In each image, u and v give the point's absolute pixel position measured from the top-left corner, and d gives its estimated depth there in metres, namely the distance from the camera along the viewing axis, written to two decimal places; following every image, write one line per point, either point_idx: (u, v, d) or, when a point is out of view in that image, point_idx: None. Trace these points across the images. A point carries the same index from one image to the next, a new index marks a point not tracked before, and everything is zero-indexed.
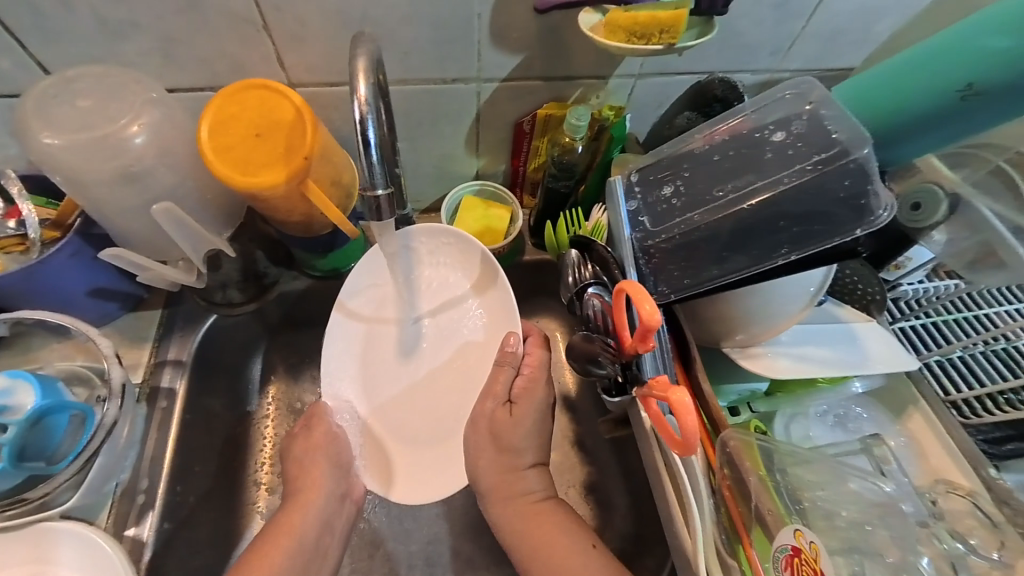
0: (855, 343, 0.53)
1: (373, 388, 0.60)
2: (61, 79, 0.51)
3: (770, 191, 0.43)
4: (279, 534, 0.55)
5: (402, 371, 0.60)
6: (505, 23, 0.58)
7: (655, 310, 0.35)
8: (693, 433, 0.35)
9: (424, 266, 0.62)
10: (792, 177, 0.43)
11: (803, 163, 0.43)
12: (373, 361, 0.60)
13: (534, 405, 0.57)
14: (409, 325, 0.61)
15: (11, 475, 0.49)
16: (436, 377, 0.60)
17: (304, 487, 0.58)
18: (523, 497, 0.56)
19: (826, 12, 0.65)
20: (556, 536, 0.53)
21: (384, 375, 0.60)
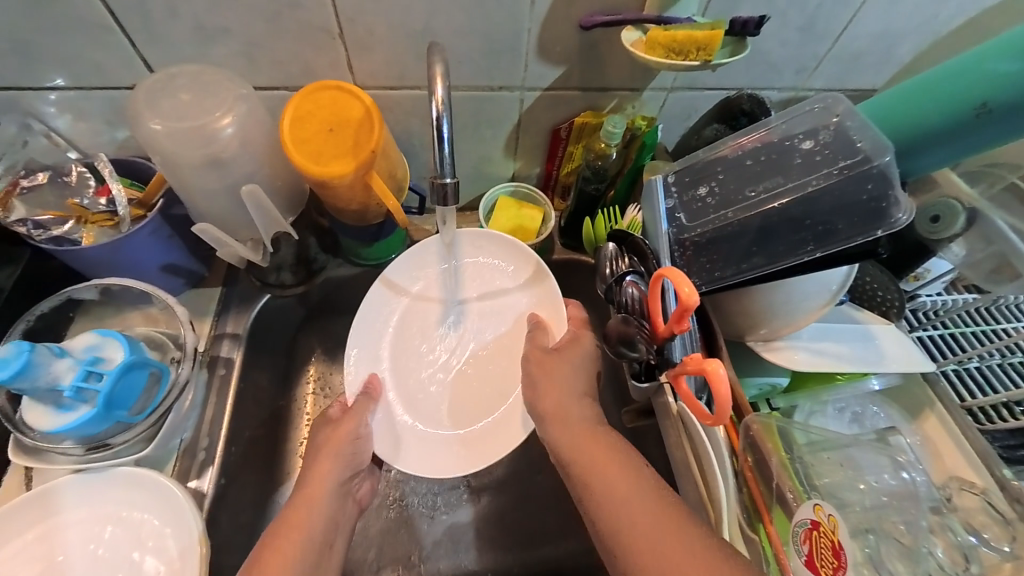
0: (872, 343, 0.56)
1: (417, 370, 0.69)
2: (166, 75, 0.58)
3: (798, 194, 0.47)
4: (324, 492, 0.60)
5: (443, 359, 0.70)
6: (552, 38, 0.64)
7: (693, 291, 0.40)
8: (728, 402, 0.39)
9: (468, 255, 0.71)
10: (819, 181, 0.47)
11: (830, 168, 0.47)
12: (417, 346, 0.70)
13: (579, 351, 0.61)
14: (452, 321, 0.71)
15: (100, 422, 0.55)
16: (474, 364, 0.69)
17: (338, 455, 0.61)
18: (582, 421, 0.55)
19: (849, 35, 0.70)
20: (613, 458, 0.51)
21: (427, 361, 0.70)
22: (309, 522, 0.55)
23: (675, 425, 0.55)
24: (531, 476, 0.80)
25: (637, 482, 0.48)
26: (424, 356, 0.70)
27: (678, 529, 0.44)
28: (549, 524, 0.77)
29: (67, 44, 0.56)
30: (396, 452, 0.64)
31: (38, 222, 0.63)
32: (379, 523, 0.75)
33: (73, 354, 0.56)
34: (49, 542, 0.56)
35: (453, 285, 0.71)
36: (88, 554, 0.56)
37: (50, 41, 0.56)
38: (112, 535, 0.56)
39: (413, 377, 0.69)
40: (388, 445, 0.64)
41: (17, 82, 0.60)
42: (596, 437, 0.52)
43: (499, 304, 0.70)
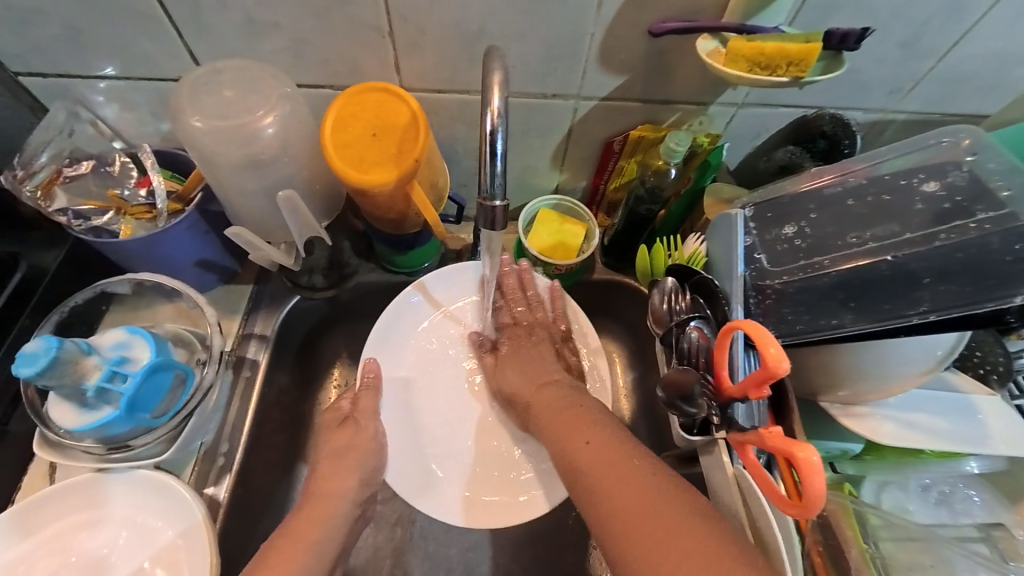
0: (974, 418, 0.49)
1: (452, 418, 0.67)
2: (210, 69, 0.55)
3: (917, 246, 0.40)
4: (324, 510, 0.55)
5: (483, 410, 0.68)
6: (617, 44, 0.58)
7: (783, 355, 0.34)
8: (820, 493, 0.34)
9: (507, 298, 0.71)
10: (948, 233, 0.40)
11: (960, 219, 0.40)
12: (454, 388, 0.68)
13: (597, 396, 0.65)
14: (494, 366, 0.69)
15: (122, 424, 0.53)
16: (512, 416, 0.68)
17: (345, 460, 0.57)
18: (553, 403, 0.55)
19: (958, 54, 0.61)
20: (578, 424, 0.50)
21: (464, 407, 0.68)
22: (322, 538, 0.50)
23: (729, 490, 0.46)
24: (559, 510, 0.73)
25: (598, 462, 0.45)
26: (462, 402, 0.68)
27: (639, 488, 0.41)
28: (573, 565, 0.71)
29: (117, 32, 0.55)
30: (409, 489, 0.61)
31: (79, 212, 0.63)
32: (396, 549, 0.70)
33: (101, 351, 0.55)
34: (67, 539, 0.55)
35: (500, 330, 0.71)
36: (101, 557, 0.55)
37: (99, 29, 0.55)
38: (126, 539, 0.55)
39: (447, 420, 0.67)
40: (410, 484, 0.62)
41: (67, 69, 0.59)
42: (566, 418, 0.52)
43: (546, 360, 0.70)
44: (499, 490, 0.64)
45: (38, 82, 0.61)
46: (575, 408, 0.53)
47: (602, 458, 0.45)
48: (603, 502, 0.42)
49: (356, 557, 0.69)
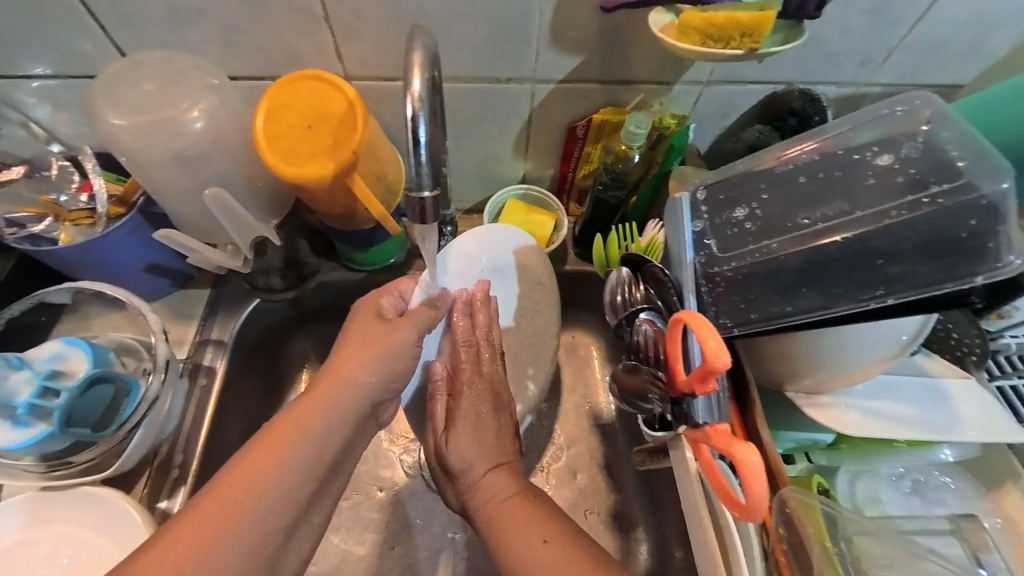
0: (944, 403, 0.46)
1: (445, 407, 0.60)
2: (133, 62, 0.52)
3: (870, 224, 0.38)
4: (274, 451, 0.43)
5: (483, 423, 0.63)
6: (568, 21, 0.55)
7: (721, 348, 0.32)
8: (762, 496, 0.32)
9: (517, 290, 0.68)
10: (901, 209, 0.37)
11: (918, 193, 0.37)
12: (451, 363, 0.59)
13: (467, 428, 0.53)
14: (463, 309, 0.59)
15: (58, 439, 0.51)
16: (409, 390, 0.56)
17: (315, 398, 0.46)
18: (505, 489, 0.48)
19: (930, 19, 0.58)
20: (518, 516, 0.45)
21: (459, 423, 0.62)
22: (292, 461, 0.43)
23: (690, 488, 0.44)
24: None
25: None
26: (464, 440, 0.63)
27: None
28: None
29: (34, 28, 0.52)
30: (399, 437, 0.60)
31: (13, 220, 0.60)
32: (364, 554, 0.68)
33: (35, 364, 0.53)
34: (12, 559, 0.53)
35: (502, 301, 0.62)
36: None
37: (15, 24, 0.51)
38: (69, 560, 0.53)
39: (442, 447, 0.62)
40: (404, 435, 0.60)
41: None
42: (508, 516, 0.45)
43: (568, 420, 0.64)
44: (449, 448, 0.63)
45: None
46: (515, 503, 0.46)
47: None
48: None
49: (323, 564, 0.67)
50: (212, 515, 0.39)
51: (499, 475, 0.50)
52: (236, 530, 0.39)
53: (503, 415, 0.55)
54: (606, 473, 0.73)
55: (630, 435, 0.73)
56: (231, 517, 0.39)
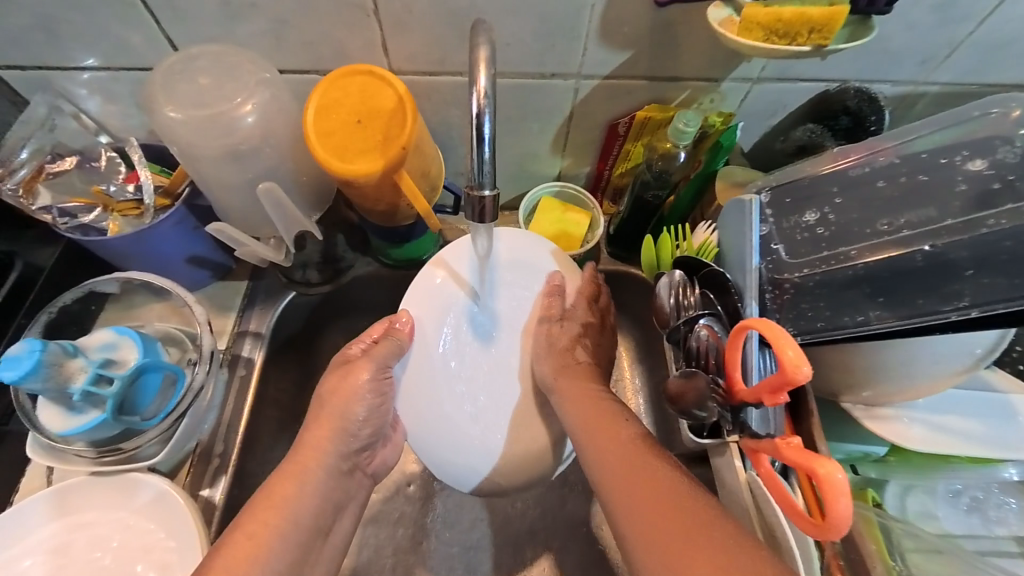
0: (1014, 421, 0.44)
1: (452, 402, 0.57)
2: (186, 55, 0.53)
3: (963, 234, 0.36)
4: (266, 508, 0.46)
5: (496, 428, 0.57)
6: (620, 16, 0.53)
7: (802, 359, 0.31)
8: (843, 513, 0.31)
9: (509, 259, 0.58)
10: (998, 218, 0.35)
11: (1014, 202, 0.36)
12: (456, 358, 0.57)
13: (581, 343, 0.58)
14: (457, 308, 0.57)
15: (110, 426, 0.52)
16: (417, 377, 0.56)
17: (298, 459, 0.50)
18: (569, 390, 0.54)
19: (1002, 14, 0.55)
20: (610, 424, 0.49)
21: (472, 423, 0.57)
22: (294, 499, 0.48)
23: (741, 496, 0.42)
24: (563, 509, 0.71)
25: (613, 459, 0.45)
26: (483, 445, 0.57)
27: (656, 485, 0.41)
28: (579, 562, 0.69)
29: (89, 20, 0.52)
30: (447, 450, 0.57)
31: (64, 209, 0.61)
32: (394, 547, 0.69)
33: (88, 352, 0.54)
34: (66, 539, 0.55)
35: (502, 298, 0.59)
36: (94, 561, 0.54)
37: (71, 17, 0.52)
38: (120, 542, 0.55)
39: (458, 444, 0.57)
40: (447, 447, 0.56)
41: (43, 61, 0.57)
42: (597, 425, 0.49)
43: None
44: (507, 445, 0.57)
45: (18, 75, 0.58)
46: (611, 419, 0.50)
47: (619, 461, 0.45)
48: (629, 510, 0.40)
49: (355, 556, 0.68)
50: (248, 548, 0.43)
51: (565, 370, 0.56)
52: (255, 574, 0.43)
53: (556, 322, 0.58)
54: None
55: (662, 439, 0.72)
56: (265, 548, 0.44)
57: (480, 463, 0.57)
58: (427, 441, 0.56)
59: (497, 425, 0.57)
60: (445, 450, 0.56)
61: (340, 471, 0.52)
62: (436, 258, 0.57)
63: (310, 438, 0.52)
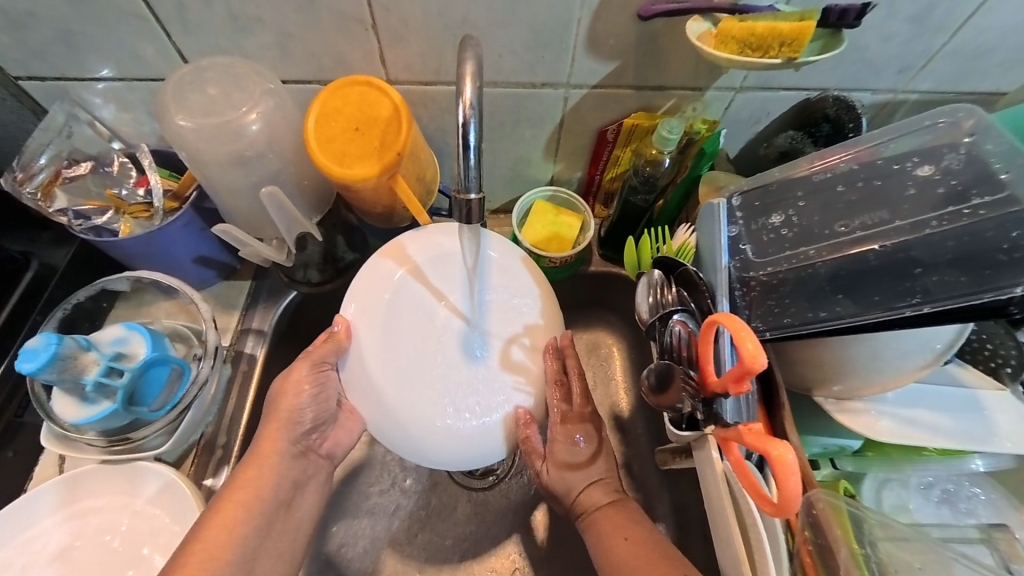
0: (978, 414, 0.46)
1: (412, 389, 0.56)
2: (196, 67, 0.56)
3: (912, 234, 0.39)
4: (234, 491, 0.52)
5: (465, 411, 0.56)
6: (605, 29, 0.56)
7: (759, 350, 0.33)
8: (795, 492, 0.33)
9: (488, 261, 0.60)
10: (941, 221, 0.39)
11: (959, 206, 0.39)
12: (407, 344, 0.57)
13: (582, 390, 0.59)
14: (412, 298, 0.58)
15: (121, 416, 0.55)
16: (368, 370, 0.55)
17: (257, 449, 0.55)
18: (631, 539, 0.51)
19: (973, 26, 0.57)
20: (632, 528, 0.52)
21: (435, 407, 0.56)
22: (263, 487, 0.53)
23: (716, 486, 0.44)
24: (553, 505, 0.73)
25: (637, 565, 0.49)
26: (454, 438, 0.55)
27: None
28: (570, 554, 0.71)
29: (106, 35, 0.56)
30: (400, 443, 0.56)
31: (79, 212, 0.64)
32: (389, 538, 0.71)
33: (100, 346, 0.57)
34: (77, 524, 0.58)
35: (453, 279, 0.60)
36: (103, 544, 0.57)
37: (89, 31, 0.55)
38: (128, 527, 0.58)
39: (418, 430, 0.55)
40: (397, 438, 0.56)
41: (63, 72, 0.60)
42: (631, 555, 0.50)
43: (558, 403, 0.59)
44: (465, 440, 0.56)
45: (38, 85, 0.62)
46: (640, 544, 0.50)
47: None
48: None
49: (352, 547, 0.70)
50: (217, 540, 0.49)
51: (596, 492, 0.55)
52: (222, 561, 0.48)
53: (560, 367, 0.59)
54: (628, 471, 0.74)
55: (652, 436, 0.73)
56: (233, 529, 0.50)
57: (449, 449, 0.56)
58: (391, 432, 0.56)
59: (463, 405, 0.56)
60: (397, 442, 0.56)
61: (292, 454, 0.56)
62: (386, 249, 0.59)
63: (265, 429, 0.56)
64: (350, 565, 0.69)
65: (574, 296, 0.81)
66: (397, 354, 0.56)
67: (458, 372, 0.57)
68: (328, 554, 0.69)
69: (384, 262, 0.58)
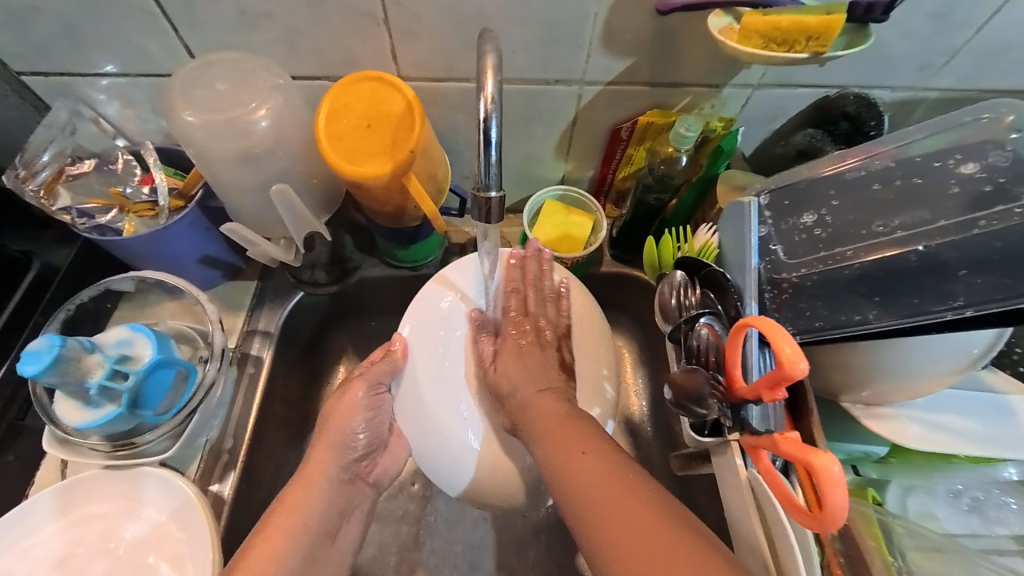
0: (1014, 422, 0.45)
1: (454, 412, 0.59)
2: (202, 62, 0.55)
3: (957, 235, 0.37)
4: (282, 512, 0.50)
5: (500, 437, 0.59)
6: (622, 24, 0.55)
7: (799, 356, 0.32)
8: (838, 504, 0.32)
9: (535, 294, 0.63)
10: (989, 220, 0.37)
11: (1007, 205, 0.37)
12: (449, 369, 0.60)
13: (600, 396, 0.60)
14: (459, 323, 0.61)
15: (125, 420, 0.54)
16: (412, 392, 0.58)
17: (302, 468, 0.54)
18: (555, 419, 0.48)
19: (999, 21, 0.56)
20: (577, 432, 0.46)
21: (473, 432, 0.58)
22: (307, 508, 0.51)
23: (742, 494, 0.43)
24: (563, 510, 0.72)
25: (591, 477, 0.41)
26: (487, 462, 0.58)
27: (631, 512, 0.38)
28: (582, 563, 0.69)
29: (110, 29, 0.54)
30: (435, 465, 0.58)
31: (82, 210, 0.63)
32: (399, 544, 0.70)
33: (104, 348, 0.56)
34: (80, 532, 0.56)
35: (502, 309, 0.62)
36: (106, 551, 0.56)
37: (93, 26, 0.54)
38: (132, 535, 0.56)
39: (455, 454, 0.58)
40: (433, 459, 0.58)
41: (66, 68, 0.59)
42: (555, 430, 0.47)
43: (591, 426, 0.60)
44: (497, 466, 0.58)
45: (41, 81, 0.61)
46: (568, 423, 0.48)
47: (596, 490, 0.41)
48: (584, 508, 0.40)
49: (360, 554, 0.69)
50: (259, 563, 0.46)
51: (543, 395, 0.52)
52: None
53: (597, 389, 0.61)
54: None
55: (664, 440, 0.72)
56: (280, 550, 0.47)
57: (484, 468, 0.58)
58: (428, 452, 0.58)
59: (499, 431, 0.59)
60: (433, 463, 0.58)
61: (340, 481, 0.55)
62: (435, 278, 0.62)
63: (313, 454, 0.55)
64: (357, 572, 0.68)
65: None
66: (445, 376, 0.59)
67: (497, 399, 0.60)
68: None
69: (437, 287, 0.62)
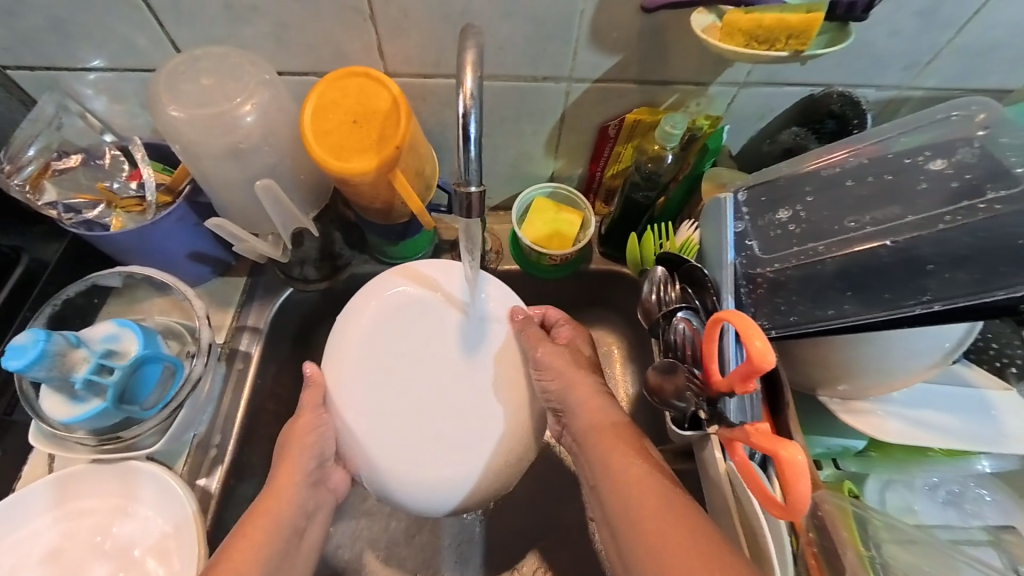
0: (988, 416, 0.46)
1: (384, 398, 0.58)
2: (189, 56, 0.55)
3: (924, 230, 0.38)
4: (254, 520, 0.50)
5: (419, 439, 0.57)
6: (609, 21, 0.55)
7: (768, 349, 0.33)
8: (803, 494, 0.33)
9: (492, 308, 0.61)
10: (956, 216, 0.38)
11: (973, 200, 0.38)
12: (401, 361, 0.59)
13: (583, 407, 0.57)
14: (412, 312, 0.60)
15: (111, 414, 0.54)
16: (355, 383, 0.58)
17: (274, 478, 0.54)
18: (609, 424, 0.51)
19: (983, 20, 0.56)
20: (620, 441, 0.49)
21: (395, 424, 0.57)
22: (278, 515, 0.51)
23: (721, 487, 0.44)
24: (551, 505, 0.72)
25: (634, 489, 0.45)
26: (401, 461, 0.57)
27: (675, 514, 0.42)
28: (571, 558, 0.70)
29: (96, 22, 0.54)
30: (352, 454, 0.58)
31: (70, 206, 0.63)
32: (388, 538, 0.70)
33: (90, 342, 0.56)
34: (67, 526, 0.56)
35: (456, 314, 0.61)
36: (93, 545, 0.56)
37: (80, 20, 0.54)
38: (119, 529, 0.56)
39: (372, 440, 0.57)
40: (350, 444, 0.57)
41: (53, 62, 0.59)
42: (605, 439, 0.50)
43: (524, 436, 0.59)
44: (408, 468, 0.57)
45: (28, 75, 0.61)
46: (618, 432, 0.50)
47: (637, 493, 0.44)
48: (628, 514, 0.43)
49: (350, 549, 0.69)
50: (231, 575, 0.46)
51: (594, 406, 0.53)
52: None
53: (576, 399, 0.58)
54: None
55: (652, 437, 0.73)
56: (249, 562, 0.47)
57: (420, 472, 0.57)
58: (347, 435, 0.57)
59: (420, 432, 0.58)
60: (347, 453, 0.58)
61: (306, 486, 0.54)
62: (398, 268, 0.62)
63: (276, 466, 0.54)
64: (346, 567, 0.68)
65: (573, 294, 0.80)
66: (386, 361, 0.59)
67: (428, 400, 0.59)
68: (324, 555, 0.68)
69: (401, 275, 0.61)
